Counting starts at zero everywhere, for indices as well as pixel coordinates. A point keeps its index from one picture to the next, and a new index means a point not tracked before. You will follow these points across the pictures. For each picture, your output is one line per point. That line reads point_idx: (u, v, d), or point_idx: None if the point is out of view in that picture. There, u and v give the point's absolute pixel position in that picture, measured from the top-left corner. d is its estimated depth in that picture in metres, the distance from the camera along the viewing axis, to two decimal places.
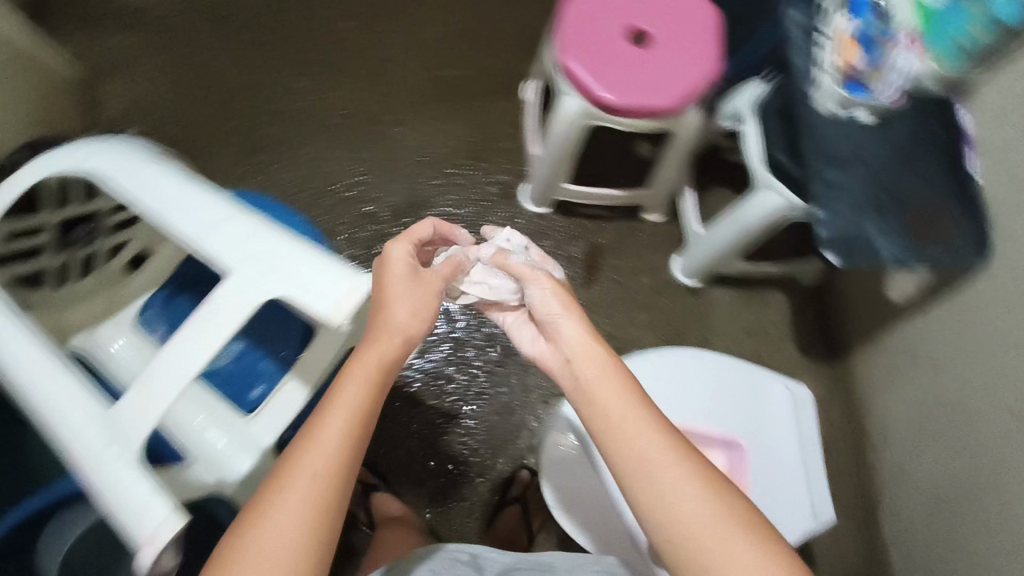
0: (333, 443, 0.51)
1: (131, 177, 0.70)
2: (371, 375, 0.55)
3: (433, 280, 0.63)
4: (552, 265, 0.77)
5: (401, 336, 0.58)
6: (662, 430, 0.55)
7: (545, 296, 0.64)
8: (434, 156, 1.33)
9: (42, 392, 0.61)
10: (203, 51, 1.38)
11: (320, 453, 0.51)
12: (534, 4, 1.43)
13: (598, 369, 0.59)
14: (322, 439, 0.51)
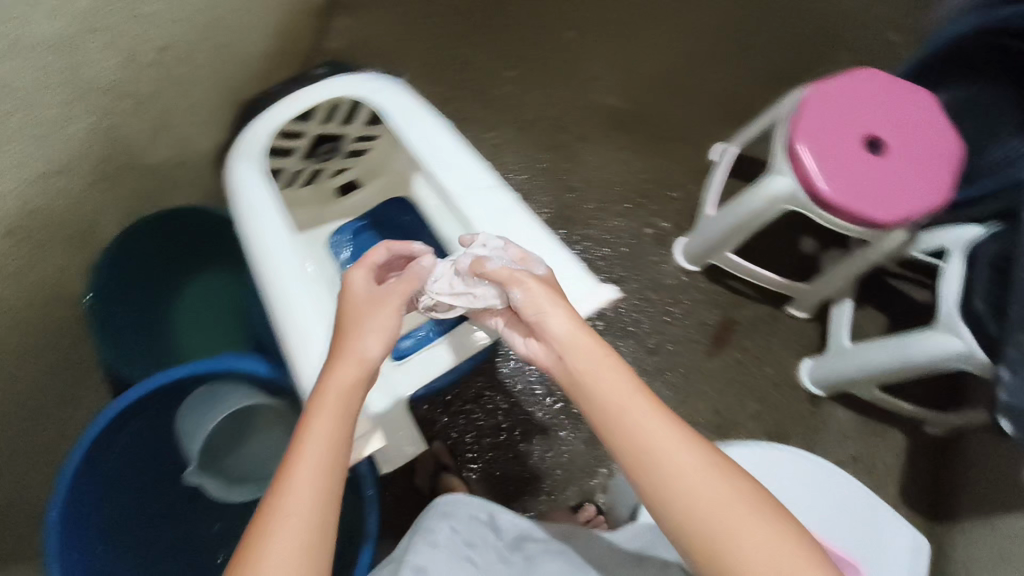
0: (313, 458, 0.52)
1: (409, 118, 0.75)
2: (331, 408, 0.54)
3: (391, 303, 0.61)
4: (534, 260, 0.63)
5: (359, 367, 0.57)
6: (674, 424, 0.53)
7: (530, 293, 0.58)
8: (605, 180, 1.35)
9: (284, 281, 0.68)
10: (431, 15, 1.45)
11: (308, 468, 0.51)
12: (750, 72, 1.43)
13: (592, 361, 0.55)
14: (305, 457, 0.52)
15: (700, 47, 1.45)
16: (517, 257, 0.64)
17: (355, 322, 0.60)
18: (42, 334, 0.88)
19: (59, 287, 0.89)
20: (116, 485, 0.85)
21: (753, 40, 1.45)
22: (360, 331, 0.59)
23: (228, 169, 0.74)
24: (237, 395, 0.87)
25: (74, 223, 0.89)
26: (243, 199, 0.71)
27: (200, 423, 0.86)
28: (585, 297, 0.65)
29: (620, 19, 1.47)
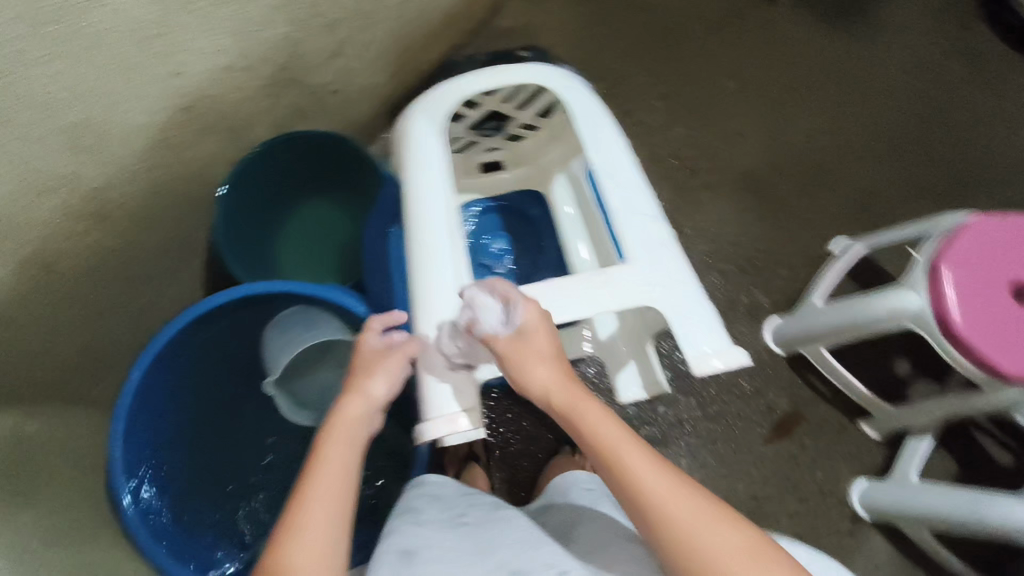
0: (330, 473, 0.55)
1: (591, 127, 0.76)
2: (346, 435, 0.59)
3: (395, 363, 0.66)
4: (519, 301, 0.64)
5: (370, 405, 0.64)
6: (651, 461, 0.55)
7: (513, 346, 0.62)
8: (718, 235, 1.30)
9: (432, 239, 0.71)
10: (600, 20, 1.41)
11: (322, 481, 0.54)
12: (898, 177, 1.37)
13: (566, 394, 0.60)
14: (322, 473, 0.55)
15: (853, 139, 1.40)
16: (502, 297, 0.64)
17: (365, 372, 0.66)
18: (165, 207, 0.90)
19: (196, 168, 0.91)
20: (191, 373, 0.90)
21: (910, 149, 1.39)
22: (371, 373, 0.65)
23: (409, 120, 0.78)
24: (322, 328, 0.89)
25: (231, 114, 0.90)
26: (418, 153, 0.76)
27: (283, 344, 0.91)
28: (718, 353, 0.64)
29: (783, 85, 1.43)
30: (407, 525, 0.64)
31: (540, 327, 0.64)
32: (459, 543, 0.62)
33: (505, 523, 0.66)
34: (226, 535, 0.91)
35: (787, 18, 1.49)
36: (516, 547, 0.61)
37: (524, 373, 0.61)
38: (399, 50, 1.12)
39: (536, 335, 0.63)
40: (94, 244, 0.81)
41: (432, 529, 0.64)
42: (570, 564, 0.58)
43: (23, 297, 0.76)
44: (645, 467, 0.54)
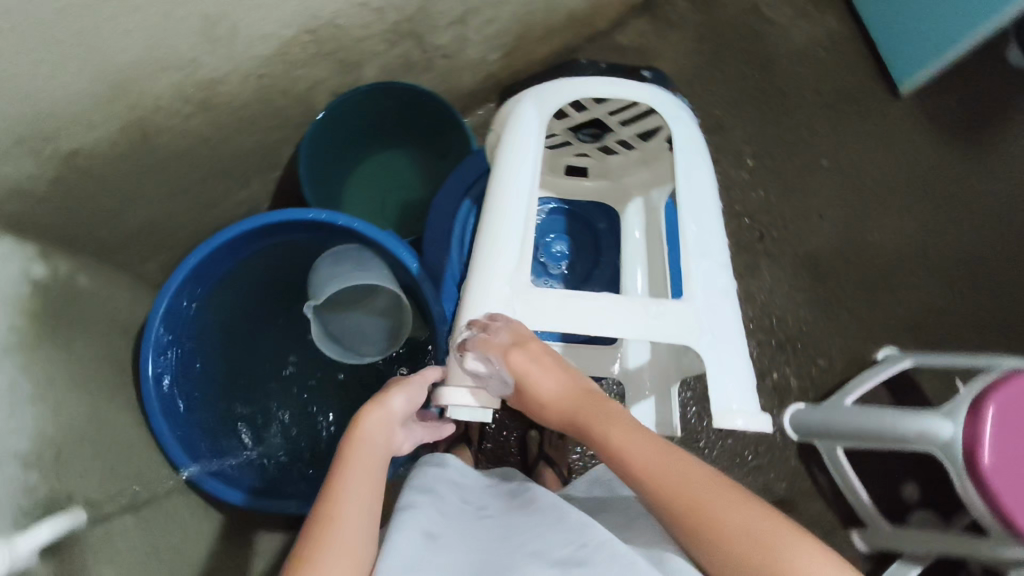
0: (355, 484, 0.55)
1: (687, 160, 0.77)
2: (368, 437, 0.60)
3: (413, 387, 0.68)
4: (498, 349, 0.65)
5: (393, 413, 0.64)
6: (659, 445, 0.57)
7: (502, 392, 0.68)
8: (768, 306, 1.28)
9: (505, 216, 0.72)
10: (719, 59, 1.37)
11: (351, 484, 0.55)
12: (974, 302, 1.30)
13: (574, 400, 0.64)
14: (348, 483, 0.55)
15: (937, 255, 1.32)
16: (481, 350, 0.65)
17: (386, 389, 0.67)
18: (262, 115, 0.93)
19: (301, 89, 0.94)
20: (241, 268, 0.95)
21: (994, 281, 1.31)
22: (390, 390, 0.66)
23: (517, 104, 0.80)
24: (375, 272, 0.90)
25: (348, 48, 0.93)
26: (518, 135, 0.77)
27: (332, 276, 0.91)
28: (744, 412, 0.65)
29: (880, 181, 1.35)
30: (430, 504, 0.65)
31: (540, 362, 0.66)
32: (479, 533, 0.63)
33: (524, 508, 0.67)
34: (224, 430, 0.94)
35: (910, 109, 1.38)
36: (536, 526, 0.62)
37: (534, 406, 0.67)
38: (518, 34, 1.14)
39: (534, 371, 0.65)
40: (180, 130, 0.84)
41: (452, 518, 0.65)
42: (590, 534, 0.58)
43: (114, 158, 0.80)
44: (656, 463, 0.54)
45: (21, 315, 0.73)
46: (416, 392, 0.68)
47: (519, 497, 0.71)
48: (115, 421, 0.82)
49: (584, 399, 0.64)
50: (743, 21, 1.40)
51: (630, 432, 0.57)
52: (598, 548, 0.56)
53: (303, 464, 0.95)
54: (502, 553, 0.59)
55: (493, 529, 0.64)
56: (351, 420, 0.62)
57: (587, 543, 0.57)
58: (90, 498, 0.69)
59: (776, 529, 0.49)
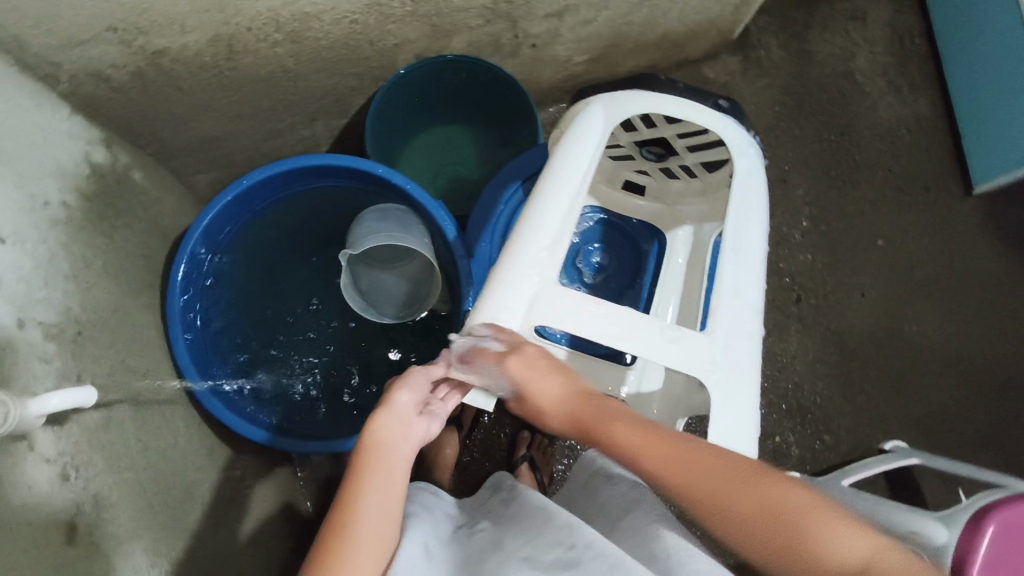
0: (370, 499, 0.53)
1: (746, 197, 0.74)
2: (383, 443, 0.56)
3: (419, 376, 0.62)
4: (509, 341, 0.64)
5: (411, 409, 0.60)
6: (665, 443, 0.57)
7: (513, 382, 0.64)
8: (787, 369, 1.26)
9: (549, 215, 0.70)
10: (800, 114, 1.35)
11: (365, 494, 0.53)
12: (997, 419, 1.26)
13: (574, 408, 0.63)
14: (362, 498, 0.52)
15: (969, 361, 1.28)
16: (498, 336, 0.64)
17: (391, 386, 0.62)
18: (345, 61, 0.93)
19: (387, 44, 0.94)
20: (285, 203, 0.96)
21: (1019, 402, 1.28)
22: (402, 383, 0.61)
23: (586, 106, 0.76)
24: (416, 237, 0.90)
25: (444, 14, 0.92)
26: (580, 137, 0.73)
27: (373, 231, 0.89)
28: None
29: (932, 274, 1.31)
30: (425, 527, 0.66)
31: (538, 366, 0.64)
32: (472, 549, 0.64)
33: (515, 516, 0.69)
34: (234, 357, 0.95)
35: (979, 210, 1.34)
36: (526, 533, 0.63)
37: (535, 411, 0.65)
38: (608, 41, 1.13)
39: (530, 378, 0.64)
40: (263, 58, 0.84)
41: (447, 543, 0.66)
42: (578, 536, 0.58)
43: (196, 66, 0.81)
44: (683, 462, 0.55)
45: (73, 191, 0.76)
46: (423, 383, 0.62)
47: (508, 510, 0.72)
48: (135, 316, 0.82)
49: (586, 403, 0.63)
50: (834, 83, 1.37)
51: (636, 427, 0.59)
52: (585, 547, 0.56)
53: (298, 405, 0.96)
54: (495, 562, 0.59)
55: (485, 543, 0.65)
56: (365, 423, 0.58)
57: (576, 544, 0.57)
58: (95, 377, 0.70)
59: (794, 497, 0.52)
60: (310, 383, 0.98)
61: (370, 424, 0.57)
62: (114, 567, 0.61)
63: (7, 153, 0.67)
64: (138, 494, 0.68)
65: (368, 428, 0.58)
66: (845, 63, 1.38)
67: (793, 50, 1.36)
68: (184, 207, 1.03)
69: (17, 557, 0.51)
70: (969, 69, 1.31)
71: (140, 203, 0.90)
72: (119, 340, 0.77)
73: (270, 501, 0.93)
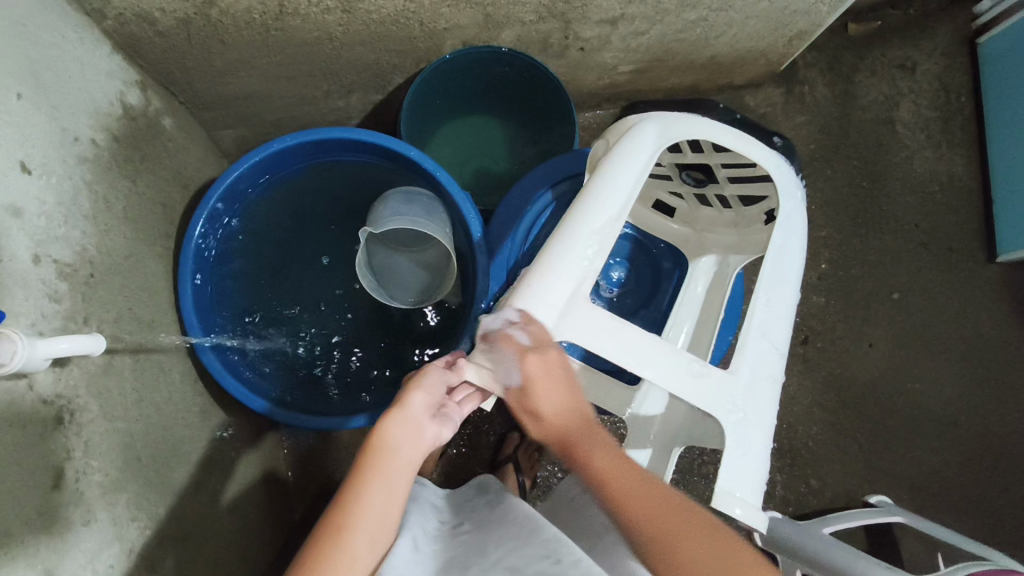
0: (369, 502, 0.56)
1: (786, 240, 0.73)
2: (391, 449, 0.59)
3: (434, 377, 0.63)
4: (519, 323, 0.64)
5: (424, 412, 0.62)
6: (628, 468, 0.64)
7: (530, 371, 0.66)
8: (782, 407, 1.26)
9: (588, 229, 0.68)
10: (836, 156, 1.34)
11: (364, 497, 0.56)
12: (985, 491, 1.25)
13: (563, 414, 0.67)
14: (362, 499, 0.56)
15: (966, 428, 1.27)
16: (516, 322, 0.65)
17: (406, 385, 0.64)
18: (391, 37, 0.91)
19: (437, 28, 0.92)
20: (312, 172, 0.95)
21: (1009, 476, 1.26)
22: (416, 385, 0.62)
23: (638, 123, 0.74)
24: (438, 225, 0.89)
25: (499, 5, 0.89)
26: (629, 153, 0.72)
27: (398, 214, 0.88)
28: (745, 505, 0.64)
29: (945, 335, 1.30)
30: (414, 527, 0.66)
31: (551, 374, 0.66)
32: (458, 553, 0.64)
33: (500, 520, 0.69)
34: (240, 320, 0.94)
35: (1000, 278, 1.32)
36: (512, 542, 0.62)
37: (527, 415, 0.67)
38: (656, 55, 1.11)
39: (542, 380, 0.66)
40: (311, 22, 0.83)
41: (434, 542, 0.66)
42: (565, 553, 0.57)
43: (244, 21, 0.80)
44: (631, 485, 0.62)
45: (104, 130, 0.75)
46: (440, 387, 0.63)
47: (494, 515, 0.72)
48: (148, 265, 0.82)
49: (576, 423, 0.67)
50: (876, 129, 1.35)
51: (607, 453, 0.65)
52: (572, 563, 0.56)
53: (297, 375, 0.95)
54: (480, 571, 0.59)
55: (471, 547, 0.65)
56: (374, 425, 0.60)
57: (562, 560, 0.56)
58: (102, 322, 0.69)
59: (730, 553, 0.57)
60: (311, 357, 0.97)
61: (380, 425, 0.60)
62: (95, 517, 0.60)
63: (44, 84, 0.66)
64: (128, 443, 0.68)
65: (376, 428, 0.60)
66: (888, 111, 1.35)
67: (837, 91, 1.35)
68: (209, 160, 1.02)
69: (8, 492, 0.51)
70: (1014, 136, 1.29)
71: (168, 151, 0.89)
72: (129, 286, 0.76)
73: (253, 465, 0.93)
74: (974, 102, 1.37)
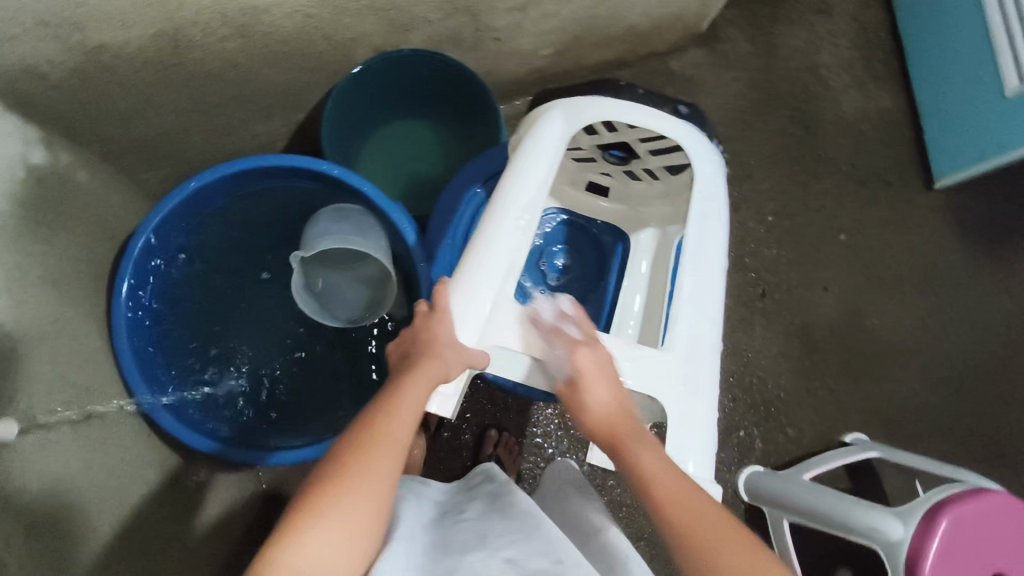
0: (395, 425, 0.56)
1: (704, 209, 0.74)
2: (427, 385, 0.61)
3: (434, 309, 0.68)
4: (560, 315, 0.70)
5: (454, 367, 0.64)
6: (663, 458, 0.59)
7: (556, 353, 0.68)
8: (752, 361, 1.27)
9: (510, 217, 0.70)
10: (770, 108, 1.35)
11: (391, 424, 0.56)
12: (954, 412, 1.29)
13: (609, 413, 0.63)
14: (387, 423, 0.56)
15: (926, 355, 1.31)
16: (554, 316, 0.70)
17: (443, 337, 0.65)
18: (299, 55, 0.89)
19: (343, 39, 0.90)
20: (240, 202, 0.93)
21: (974, 394, 1.30)
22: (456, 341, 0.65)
23: (546, 111, 0.75)
24: (371, 240, 0.88)
25: (401, 8, 0.89)
26: (539, 144, 0.73)
27: (328, 233, 0.87)
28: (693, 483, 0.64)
29: (894, 267, 1.33)
30: (412, 516, 0.66)
31: (599, 372, 0.65)
32: (452, 536, 0.64)
33: (499, 508, 0.70)
34: (189, 367, 0.92)
35: (940, 204, 1.35)
36: (511, 532, 0.62)
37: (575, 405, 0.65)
38: (573, 35, 1.11)
39: (592, 376, 0.65)
40: (212, 53, 0.81)
41: (434, 529, 0.66)
42: (566, 553, 0.58)
43: (140, 62, 0.77)
44: (663, 473, 0.57)
45: (9, 198, 0.72)
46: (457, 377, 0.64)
47: (492, 502, 0.72)
48: (75, 330, 0.79)
49: (632, 424, 0.62)
50: (801, 76, 1.37)
51: (660, 456, 0.58)
52: (574, 565, 0.56)
53: (258, 410, 0.94)
54: (477, 557, 0.58)
55: (469, 532, 0.65)
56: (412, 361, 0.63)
57: (563, 560, 0.57)
58: (26, 399, 0.68)
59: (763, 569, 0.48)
60: (269, 388, 0.96)
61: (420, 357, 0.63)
62: None
63: None
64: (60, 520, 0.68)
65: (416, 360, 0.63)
66: (809, 57, 1.37)
67: (759, 44, 1.36)
68: (134, 207, 0.99)
69: None
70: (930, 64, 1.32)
71: (84, 207, 0.86)
72: (57, 355, 0.74)
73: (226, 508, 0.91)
74: (890, 37, 1.39)
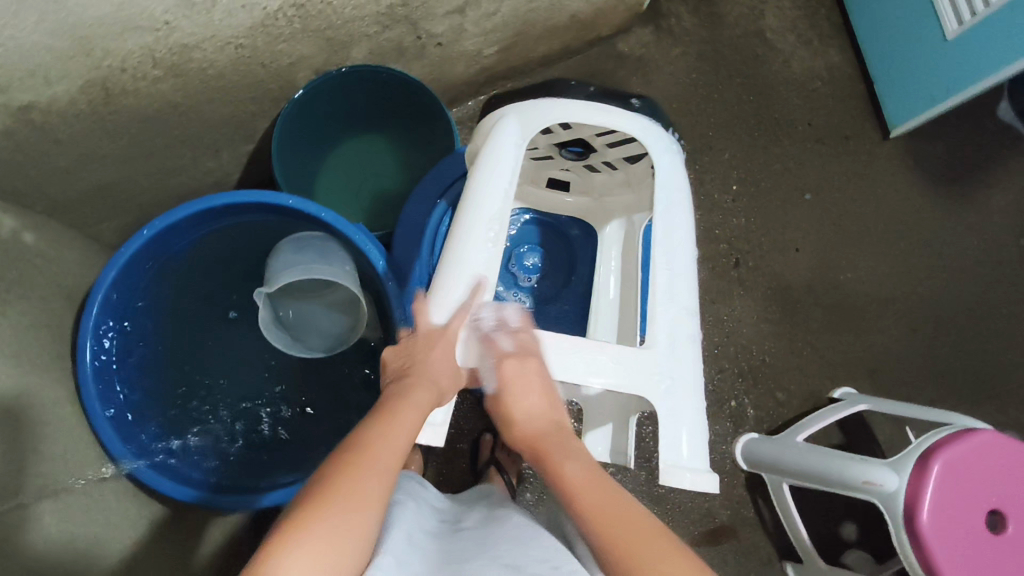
0: (394, 440, 0.54)
1: (669, 201, 0.74)
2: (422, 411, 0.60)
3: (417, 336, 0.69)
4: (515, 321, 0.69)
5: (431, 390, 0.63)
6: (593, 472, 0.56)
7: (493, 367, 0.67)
8: (735, 331, 1.26)
9: (480, 229, 0.69)
10: (721, 77, 1.35)
11: (392, 440, 0.54)
12: (934, 354, 1.31)
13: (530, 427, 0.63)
14: (385, 437, 0.54)
15: (901, 302, 1.32)
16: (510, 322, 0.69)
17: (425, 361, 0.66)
18: (239, 86, 0.87)
19: (283, 64, 0.89)
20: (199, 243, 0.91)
21: (951, 334, 1.33)
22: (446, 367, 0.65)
23: (501, 117, 0.74)
24: (337, 266, 0.87)
25: (337, 26, 0.87)
26: (497, 155, 0.72)
27: (292, 265, 0.86)
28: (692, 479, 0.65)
29: (860, 220, 1.34)
30: (411, 522, 0.64)
31: (523, 382, 0.65)
32: (453, 545, 0.62)
33: (502, 521, 0.67)
34: (168, 418, 0.90)
35: (898, 153, 1.37)
36: (514, 543, 0.60)
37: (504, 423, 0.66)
38: (515, 31, 1.10)
39: (513, 389, 0.64)
40: (146, 95, 0.78)
41: (433, 536, 0.64)
42: None
43: (73, 115, 0.75)
44: (599, 482, 0.54)
45: None
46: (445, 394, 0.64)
47: (494, 515, 0.70)
48: (39, 399, 0.77)
49: (551, 436, 0.61)
50: (749, 42, 1.37)
51: (585, 466, 0.57)
52: None
53: (245, 451, 0.93)
54: (478, 564, 0.56)
55: (471, 542, 0.62)
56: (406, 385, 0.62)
57: None
58: None
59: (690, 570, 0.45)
60: (254, 427, 0.94)
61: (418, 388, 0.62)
62: None
63: None
64: None
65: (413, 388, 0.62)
66: (754, 22, 1.37)
67: (703, 15, 1.35)
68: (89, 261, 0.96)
69: None
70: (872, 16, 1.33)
71: (36, 268, 0.83)
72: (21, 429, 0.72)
73: None
74: None
